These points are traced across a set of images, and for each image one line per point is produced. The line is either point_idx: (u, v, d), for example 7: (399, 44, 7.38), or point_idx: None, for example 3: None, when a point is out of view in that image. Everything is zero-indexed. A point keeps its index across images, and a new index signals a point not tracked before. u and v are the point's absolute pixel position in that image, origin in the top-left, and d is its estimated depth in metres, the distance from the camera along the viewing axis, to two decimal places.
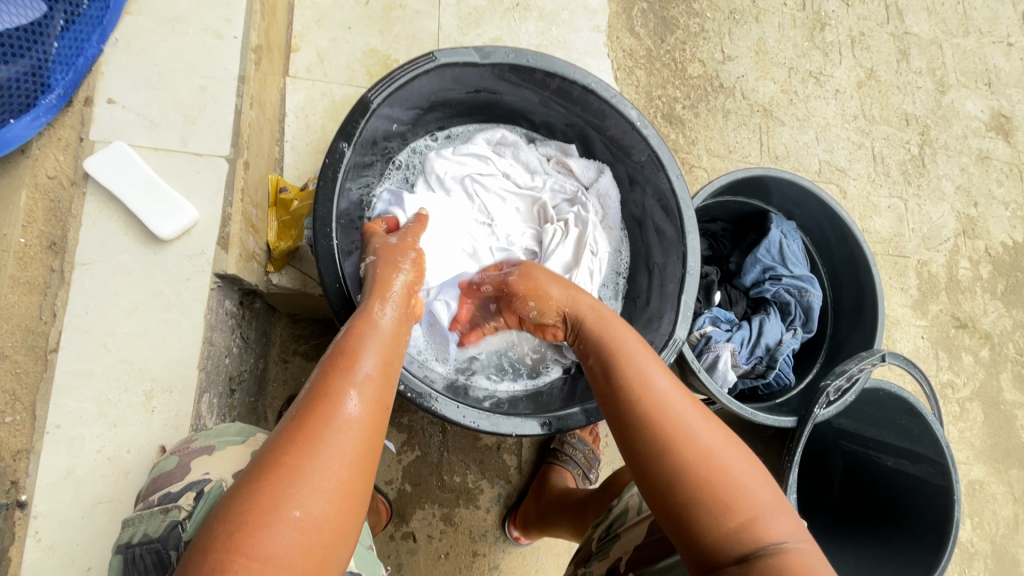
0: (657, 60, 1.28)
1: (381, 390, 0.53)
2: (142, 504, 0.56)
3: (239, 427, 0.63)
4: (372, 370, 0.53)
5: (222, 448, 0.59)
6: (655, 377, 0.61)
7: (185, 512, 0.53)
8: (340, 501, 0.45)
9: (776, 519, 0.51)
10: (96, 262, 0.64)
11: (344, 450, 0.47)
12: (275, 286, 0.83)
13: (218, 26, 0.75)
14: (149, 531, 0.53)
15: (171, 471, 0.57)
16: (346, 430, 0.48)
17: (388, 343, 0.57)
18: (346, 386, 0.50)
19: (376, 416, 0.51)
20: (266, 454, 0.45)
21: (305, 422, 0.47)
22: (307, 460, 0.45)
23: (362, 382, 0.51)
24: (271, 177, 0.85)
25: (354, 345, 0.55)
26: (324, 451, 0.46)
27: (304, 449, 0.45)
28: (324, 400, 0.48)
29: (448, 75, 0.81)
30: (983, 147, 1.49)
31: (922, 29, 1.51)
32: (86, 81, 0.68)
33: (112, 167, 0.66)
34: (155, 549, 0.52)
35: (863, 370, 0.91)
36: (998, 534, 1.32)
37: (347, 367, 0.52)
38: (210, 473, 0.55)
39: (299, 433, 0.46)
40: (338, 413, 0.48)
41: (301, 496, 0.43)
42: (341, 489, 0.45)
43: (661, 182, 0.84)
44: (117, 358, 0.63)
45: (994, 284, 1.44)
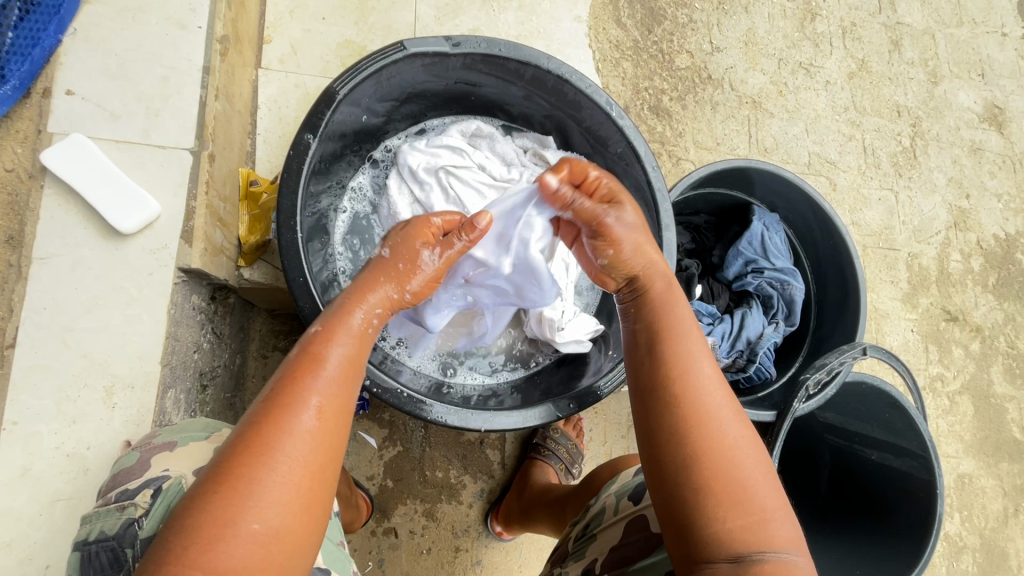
0: (644, 51, 1.27)
1: (345, 391, 0.49)
2: (101, 500, 0.54)
3: (205, 422, 0.62)
4: (335, 371, 0.49)
5: (184, 444, 0.57)
6: (699, 361, 0.56)
7: (142, 510, 0.52)
8: (299, 511, 0.44)
9: (776, 526, 0.50)
10: (55, 257, 0.63)
11: (302, 458, 0.44)
12: (247, 281, 0.82)
13: (182, 16, 0.73)
14: (105, 529, 0.52)
15: (131, 468, 0.55)
16: (302, 437, 0.45)
17: (357, 340, 0.53)
18: (306, 390, 0.47)
19: (339, 419, 0.48)
20: (219, 462, 0.43)
21: (261, 421, 0.45)
22: (259, 471, 0.43)
23: (324, 385, 0.48)
24: (242, 170, 0.84)
25: (319, 343, 0.50)
26: (277, 461, 0.43)
27: (258, 460, 0.43)
28: (281, 407, 0.45)
29: (419, 65, 0.79)
30: (976, 138, 1.47)
31: (915, 19, 1.49)
32: (45, 73, 0.67)
33: (71, 159, 0.65)
34: (110, 547, 0.51)
35: (843, 363, 0.90)
36: (987, 528, 1.31)
37: (311, 368, 0.48)
38: (170, 469, 0.54)
39: (255, 434, 0.44)
40: (295, 420, 0.45)
41: (256, 511, 0.42)
42: (298, 496, 0.44)
43: (637, 174, 0.83)
44: (77, 353, 0.62)
45: (986, 276, 1.42)
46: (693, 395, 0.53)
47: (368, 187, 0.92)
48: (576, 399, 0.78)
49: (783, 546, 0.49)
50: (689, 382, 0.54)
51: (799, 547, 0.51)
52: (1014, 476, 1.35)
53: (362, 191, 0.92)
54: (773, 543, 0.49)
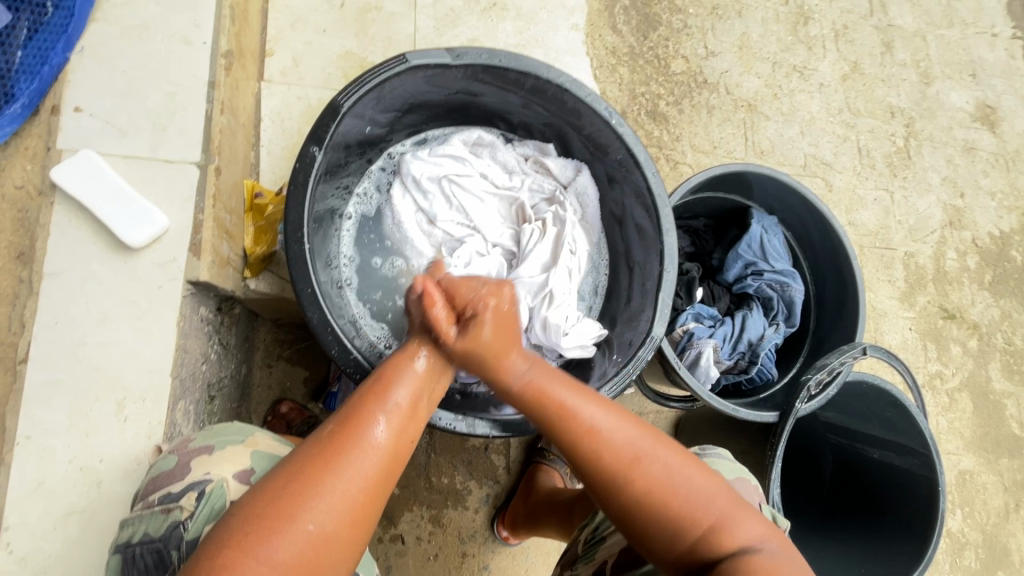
0: (640, 57, 1.28)
1: (411, 421, 0.55)
2: (141, 504, 0.56)
3: (240, 425, 0.61)
4: (404, 403, 0.55)
5: (222, 448, 0.57)
6: (586, 406, 0.58)
7: (187, 513, 0.53)
8: (349, 521, 0.48)
9: (738, 526, 0.54)
10: (65, 272, 0.64)
11: (363, 475, 0.49)
12: (253, 292, 0.83)
13: (187, 32, 0.74)
14: (150, 530, 0.53)
15: (171, 470, 0.56)
16: (368, 455, 0.50)
17: (423, 378, 0.59)
18: (377, 412, 0.53)
19: (401, 447, 0.53)
20: (293, 465, 0.49)
21: (334, 438, 0.50)
22: (324, 479, 0.48)
23: (392, 412, 0.54)
24: (246, 182, 0.84)
25: (390, 377, 0.57)
26: (342, 473, 0.48)
27: (326, 470, 0.48)
28: (355, 424, 0.51)
29: (421, 77, 0.80)
30: (969, 138, 1.49)
31: (906, 22, 1.51)
32: (53, 90, 0.68)
33: (80, 175, 0.66)
34: (156, 549, 0.53)
35: (844, 363, 0.91)
36: (989, 524, 1.32)
37: (381, 395, 0.55)
38: (211, 472, 0.55)
39: (326, 449, 0.49)
40: (365, 439, 0.51)
41: (315, 512, 0.46)
42: (354, 508, 0.48)
43: (637, 181, 0.84)
44: (89, 367, 0.63)
45: (981, 274, 1.44)
46: (610, 451, 0.56)
47: (371, 195, 0.93)
48: None
49: (749, 541, 0.54)
50: (600, 441, 0.56)
51: (769, 537, 0.55)
52: (1014, 472, 1.36)
53: (364, 200, 0.92)
54: (735, 540, 0.54)
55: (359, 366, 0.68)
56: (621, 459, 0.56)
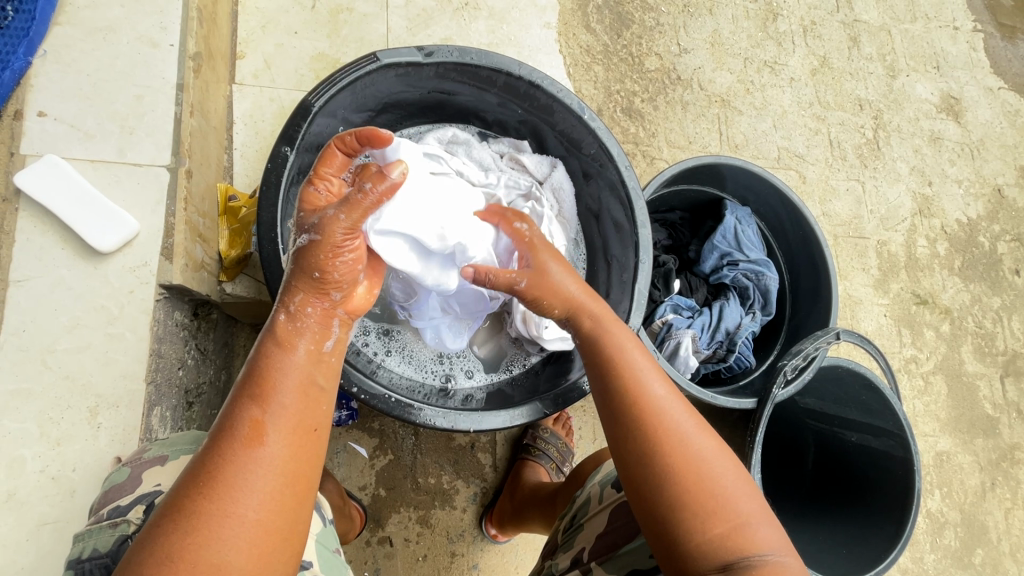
0: (614, 55, 1.30)
1: (303, 410, 0.50)
2: (91, 519, 0.54)
3: (195, 434, 0.62)
4: (292, 398, 0.49)
5: (175, 457, 0.57)
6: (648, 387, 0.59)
7: (135, 525, 0.52)
8: (262, 542, 0.45)
9: (754, 526, 0.52)
10: (32, 278, 0.63)
11: (260, 488, 0.46)
12: (229, 296, 0.82)
13: (154, 34, 0.74)
14: (98, 546, 0.50)
15: (122, 484, 0.55)
16: (259, 462, 0.46)
17: (312, 360, 0.53)
18: (259, 420, 0.47)
19: (297, 442, 0.49)
20: (184, 497, 0.45)
21: (212, 457, 0.46)
22: (212, 504, 0.44)
23: (279, 412, 0.49)
24: (220, 185, 0.84)
25: (270, 369, 0.51)
26: (231, 498, 0.45)
27: (217, 494, 0.44)
28: (232, 439, 0.47)
29: (393, 76, 0.81)
30: (935, 128, 1.54)
31: (871, 17, 1.55)
32: (15, 95, 0.67)
33: (46, 180, 0.64)
34: (104, 565, 0.49)
35: (818, 349, 0.93)
36: (967, 503, 1.35)
37: (261, 397, 0.49)
38: (162, 485, 0.55)
39: (205, 472, 0.45)
40: (251, 450, 0.47)
41: (214, 543, 0.43)
42: (258, 532, 0.45)
43: (611, 175, 0.85)
44: (60, 374, 0.62)
45: (951, 260, 1.48)
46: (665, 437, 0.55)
47: None
48: (565, 395, 0.79)
49: (765, 542, 0.52)
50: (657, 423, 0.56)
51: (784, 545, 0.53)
52: (988, 451, 1.40)
53: None
54: (748, 531, 0.52)
55: None
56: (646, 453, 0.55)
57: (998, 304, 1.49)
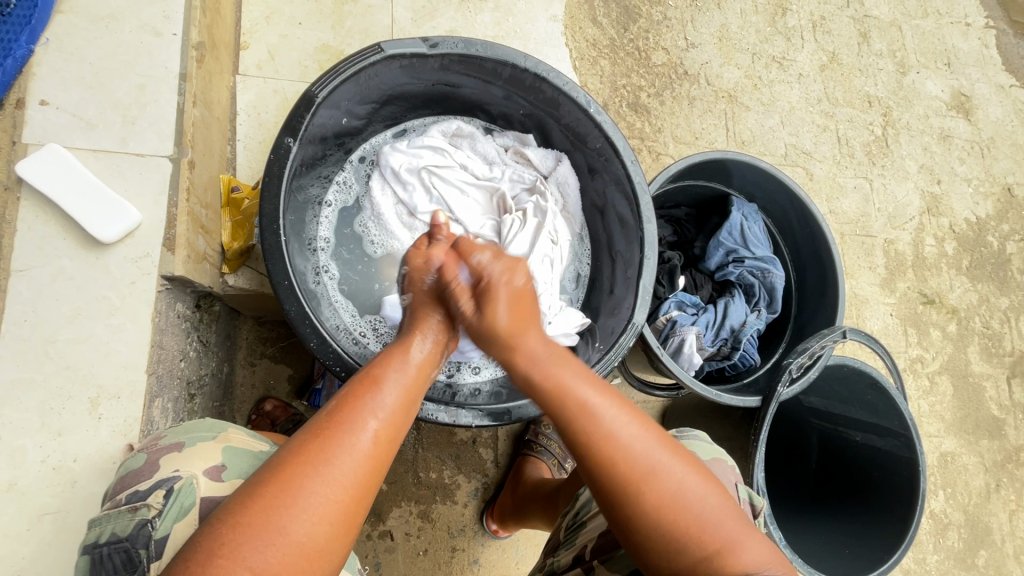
0: (621, 49, 1.29)
1: (399, 419, 0.55)
2: (109, 503, 0.54)
3: (210, 421, 0.60)
4: (392, 404, 0.55)
5: (193, 444, 0.56)
6: (603, 405, 0.58)
7: (155, 511, 0.52)
8: (333, 533, 0.47)
9: (743, 549, 0.54)
10: (34, 268, 0.63)
11: (349, 479, 0.49)
12: (232, 288, 0.82)
13: (156, 23, 0.73)
14: (117, 530, 0.52)
15: (140, 469, 0.55)
16: (354, 457, 0.50)
17: (410, 377, 0.58)
18: (364, 413, 0.52)
19: (387, 448, 0.53)
20: (281, 467, 0.48)
21: (320, 438, 0.49)
22: (312, 479, 0.47)
23: (380, 413, 0.53)
24: (223, 176, 0.83)
25: (379, 373, 0.56)
26: (328, 478, 0.48)
27: (314, 475, 0.47)
28: (341, 426, 0.50)
29: (397, 67, 0.80)
30: (945, 126, 1.52)
31: (881, 12, 1.53)
32: (17, 84, 0.67)
33: (49, 170, 0.64)
34: (124, 548, 0.51)
35: (824, 347, 0.92)
36: (971, 504, 1.34)
37: (369, 396, 0.54)
38: (180, 471, 0.54)
39: (311, 449, 0.49)
40: (357, 440, 0.50)
41: (303, 518, 0.46)
42: (337, 517, 0.47)
43: (617, 169, 0.84)
44: (61, 365, 0.61)
45: (959, 259, 1.47)
46: (636, 457, 0.55)
47: (351, 185, 0.92)
48: None
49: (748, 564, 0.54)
50: (616, 444, 0.56)
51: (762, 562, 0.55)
52: (993, 453, 1.39)
53: (343, 190, 0.91)
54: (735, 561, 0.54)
55: (339, 359, 0.68)
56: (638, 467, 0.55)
57: (1006, 304, 1.47)
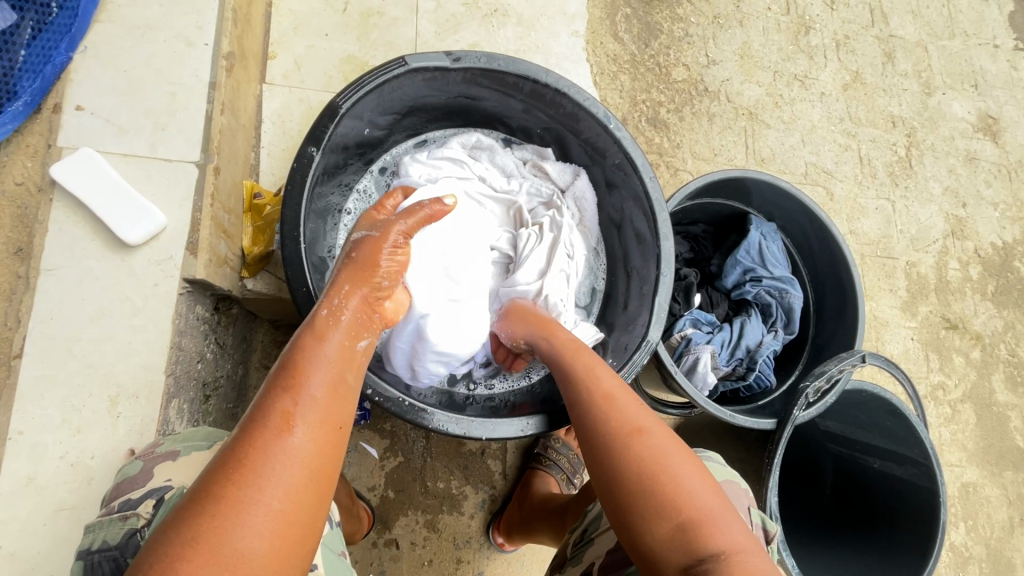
0: (641, 65, 1.29)
1: (332, 410, 0.49)
2: (103, 510, 0.54)
3: (206, 430, 0.62)
4: (323, 392, 0.49)
5: (186, 454, 0.57)
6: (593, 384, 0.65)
7: (144, 519, 0.52)
8: (279, 541, 0.43)
9: (722, 523, 0.52)
10: (62, 268, 0.64)
11: (286, 483, 0.44)
12: (250, 292, 0.83)
13: (189, 33, 0.75)
14: (108, 538, 0.51)
15: (134, 477, 0.56)
16: (288, 460, 0.45)
17: (336, 364, 0.53)
18: (290, 409, 0.47)
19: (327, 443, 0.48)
20: (208, 478, 0.43)
21: (245, 443, 0.45)
22: (243, 488, 0.42)
23: (309, 406, 0.48)
24: (246, 182, 0.85)
25: (301, 362, 0.51)
26: (262, 485, 0.43)
27: (244, 483, 0.43)
28: (265, 429, 0.45)
29: (419, 80, 0.81)
30: (971, 148, 1.49)
31: (907, 32, 1.51)
32: (55, 89, 0.69)
33: (80, 173, 0.66)
34: (112, 557, 0.50)
35: (843, 371, 0.91)
36: (993, 538, 1.30)
37: (292, 392, 0.48)
38: (171, 480, 0.55)
39: (238, 458, 0.44)
40: (284, 442, 0.45)
41: (241, 531, 0.41)
42: (281, 525, 0.43)
43: (635, 185, 0.84)
44: (82, 363, 0.63)
45: (985, 284, 1.43)
46: (618, 420, 0.59)
47: (370, 193, 0.93)
48: None
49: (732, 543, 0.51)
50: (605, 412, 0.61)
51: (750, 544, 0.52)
52: (1018, 485, 1.34)
53: (364, 198, 0.93)
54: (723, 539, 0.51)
55: None
56: (626, 426, 0.59)
57: None
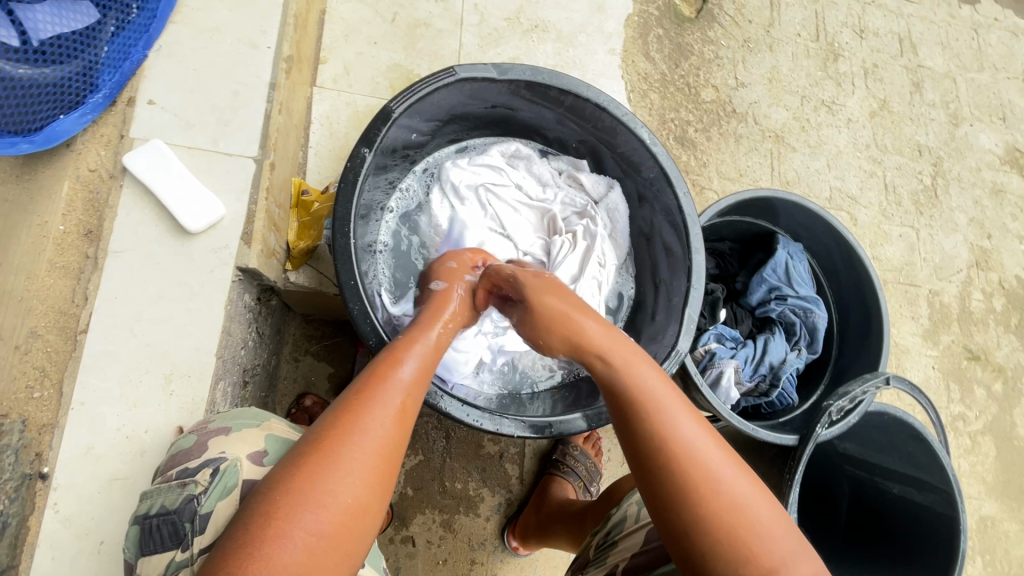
0: (672, 84, 1.32)
1: (418, 401, 0.55)
2: (160, 477, 0.58)
3: (254, 411, 0.64)
4: (411, 378, 0.56)
5: (238, 430, 0.60)
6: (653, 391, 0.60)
7: (202, 487, 0.55)
8: (367, 499, 0.48)
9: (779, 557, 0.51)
10: (127, 251, 0.68)
11: (375, 450, 0.49)
12: (292, 284, 0.87)
13: (254, 37, 0.80)
14: (166, 503, 0.55)
15: (189, 449, 0.59)
16: (380, 429, 0.50)
17: (429, 357, 0.60)
18: (391, 392, 0.53)
19: (410, 422, 0.54)
20: (312, 437, 0.49)
21: (347, 410, 0.50)
22: (343, 448, 0.48)
23: (402, 389, 0.54)
24: (294, 179, 0.89)
25: (397, 356, 0.58)
26: (357, 446, 0.48)
27: (349, 438, 0.48)
28: (366, 401, 0.51)
29: (467, 90, 0.85)
30: (997, 180, 1.50)
31: (935, 63, 1.53)
32: (130, 84, 0.73)
33: (149, 163, 0.70)
34: (171, 521, 0.54)
35: (866, 392, 0.91)
36: (1010, 574, 1.28)
37: (390, 371, 0.55)
38: (226, 452, 0.57)
39: (339, 422, 0.49)
40: (379, 411, 0.51)
41: (340, 482, 0.46)
42: (371, 485, 0.48)
43: (669, 199, 0.86)
44: (141, 341, 0.66)
45: (1008, 317, 1.43)
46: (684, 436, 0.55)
47: (413, 194, 0.97)
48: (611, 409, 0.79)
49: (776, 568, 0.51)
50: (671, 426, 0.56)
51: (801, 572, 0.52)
52: None
53: (405, 199, 0.96)
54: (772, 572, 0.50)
55: None
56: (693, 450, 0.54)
57: None
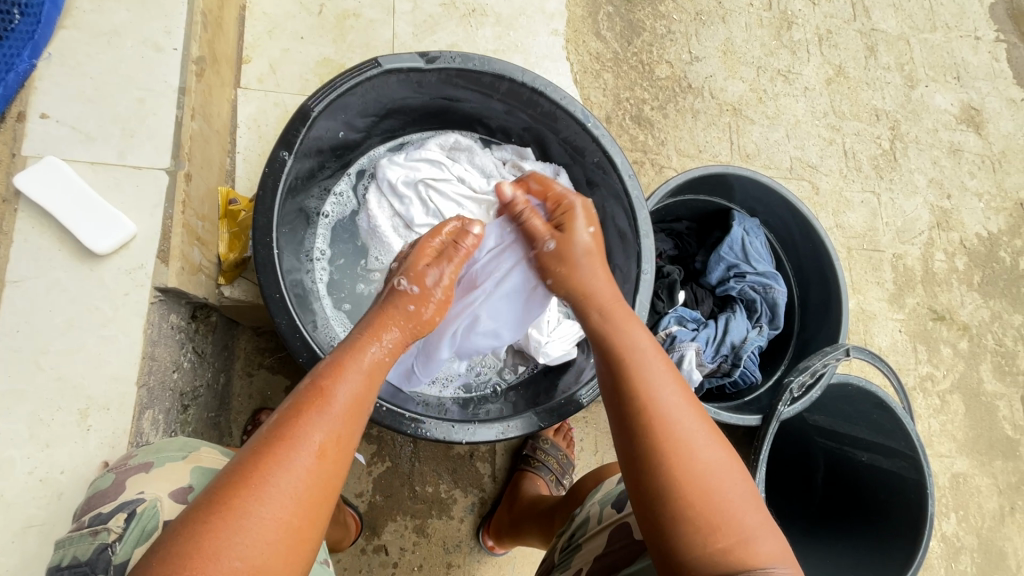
0: (624, 63, 1.29)
1: (348, 429, 0.50)
2: (75, 525, 0.53)
3: (183, 440, 0.60)
4: (345, 403, 0.51)
5: (161, 465, 0.56)
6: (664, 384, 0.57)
7: (115, 535, 0.50)
8: (280, 554, 0.44)
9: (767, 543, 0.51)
10: (29, 279, 0.63)
11: (291, 497, 0.45)
12: (227, 299, 0.82)
13: (157, 38, 0.74)
14: (78, 554, 0.50)
15: (106, 490, 0.55)
16: (297, 473, 0.46)
17: (367, 377, 0.54)
18: (314, 425, 0.48)
19: (337, 458, 0.49)
20: (217, 488, 0.44)
21: (259, 456, 0.46)
22: (249, 502, 0.43)
23: (326, 421, 0.49)
24: (221, 188, 0.84)
25: (328, 378, 0.52)
26: (266, 497, 0.44)
27: (250, 499, 0.43)
28: (284, 443, 0.46)
29: (394, 82, 0.80)
30: (955, 139, 1.50)
31: (889, 25, 1.52)
32: (19, 97, 0.68)
33: (46, 182, 0.65)
34: (82, 574, 0.49)
35: (827, 365, 0.90)
36: (984, 527, 1.30)
37: (316, 401, 0.50)
38: (144, 492, 0.53)
39: (249, 468, 0.45)
40: (295, 455, 0.46)
41: (238, 545, 0.42)
42: (285, 534, 0.44)
43: (614, 183, 0.84)
44: (52, 376, 0.62)
45: (971, 275, 1.44)
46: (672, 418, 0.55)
47: (349, 196, 0.92)
48: (563, 408, 0.77)
49: (768, 560, 0.50)
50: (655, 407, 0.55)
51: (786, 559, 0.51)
52: (1008, 474, 1.35)
53: (342, 202, 0.92)
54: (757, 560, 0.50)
55: None
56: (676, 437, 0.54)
57: (1019, 321, 1.44)
